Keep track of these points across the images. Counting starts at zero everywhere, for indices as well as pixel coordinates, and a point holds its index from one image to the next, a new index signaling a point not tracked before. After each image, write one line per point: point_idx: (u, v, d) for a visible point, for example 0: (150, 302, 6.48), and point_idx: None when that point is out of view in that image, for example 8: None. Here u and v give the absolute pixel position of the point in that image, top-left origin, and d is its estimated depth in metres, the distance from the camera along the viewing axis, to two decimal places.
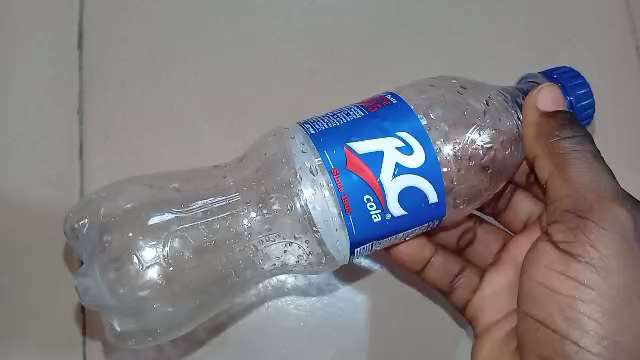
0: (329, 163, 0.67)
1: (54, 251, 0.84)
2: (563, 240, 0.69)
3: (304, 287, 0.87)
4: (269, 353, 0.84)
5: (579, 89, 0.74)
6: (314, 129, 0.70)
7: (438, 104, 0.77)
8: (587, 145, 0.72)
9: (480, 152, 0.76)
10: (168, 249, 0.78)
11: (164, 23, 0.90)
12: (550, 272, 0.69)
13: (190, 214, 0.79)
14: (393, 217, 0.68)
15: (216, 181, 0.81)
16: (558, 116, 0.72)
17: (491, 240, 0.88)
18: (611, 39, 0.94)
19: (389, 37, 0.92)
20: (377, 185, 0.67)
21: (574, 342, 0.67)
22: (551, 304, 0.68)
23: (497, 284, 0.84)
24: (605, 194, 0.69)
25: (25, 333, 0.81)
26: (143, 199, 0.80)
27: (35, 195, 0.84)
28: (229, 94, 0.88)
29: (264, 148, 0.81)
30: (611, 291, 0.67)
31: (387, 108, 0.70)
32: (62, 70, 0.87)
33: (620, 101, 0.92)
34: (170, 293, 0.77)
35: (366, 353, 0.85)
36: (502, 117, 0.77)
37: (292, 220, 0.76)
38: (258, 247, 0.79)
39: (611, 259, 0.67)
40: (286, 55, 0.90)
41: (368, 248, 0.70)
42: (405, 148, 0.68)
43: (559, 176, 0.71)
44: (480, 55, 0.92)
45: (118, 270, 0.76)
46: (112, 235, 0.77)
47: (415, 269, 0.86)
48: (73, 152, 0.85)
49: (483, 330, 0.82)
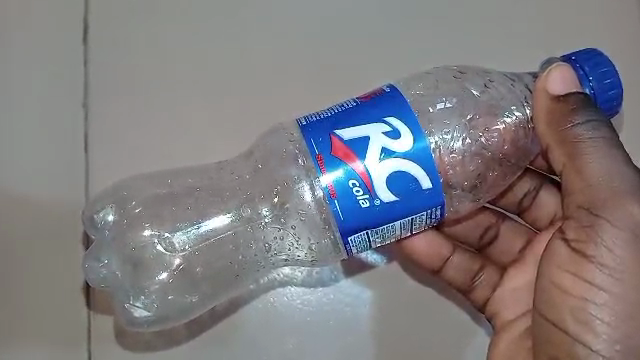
0: (315, 150, 0.68)
1: (66, 251, 0.82)
2: (576, 238, 0.67)
3: (308, 281, 0.85)
4: (274, 351, 0.83)
5: (600, 68, 0.69)
6: (307, 121, 0.70)
7: (448, 94, 0.76)
8: (604, 130, 0.68)
9: (483, 139, 0.75)
10: (175, 236, 0.76)
11: (168, 18, 0.88)
12: (564, 272, 0.68)
13: (181, 204, 0.77)
14: (383, 203, 0.68)
15: (211, 174, 0.80)
16: (570, 99, 0.68)
17: (517, 235, 0.86)
18: (623, 31, 0.92)
19: (395, 30, 0.89)
20: (363, 170, 0.67)
21: (587, 345, 0.67)
22: (564, 305, 0.67)
23: (520, 282, 0.83)
24: (622, 189, 0.66)
25: (25, 332, 0.79)
26: (147, 198, 0.77)
27: (45, 194, 0.82)
28: (231, 90, 0.87)
29: (267, 138, 0.80)
30: (625, 293, 0.66)
31: (380, 96, 0.70)
32: (66, 64, 0.86)
33: (633, 93, 0.90)
34: (185, 284, 0.77)
35: (373, 351, 0.84)
36: (504, 97, 0.76)
37: (298, 213, 0.74)
38: (270, 243, 0.76)
39: (625, 262, 0.66)
40: (289, 50, 0.88)
41: (365, 239, 0.70)
42: (392, 132, 0.68)
43: (572, 164, 0.69)
44: (487, 47, 0.90)
45: (124, 266, 0.75)
46: (133, 232, 0.76)
47: (432, 268, 0.84)
48: (78, 146, 0.84)
49: (501, 326, 0.81)
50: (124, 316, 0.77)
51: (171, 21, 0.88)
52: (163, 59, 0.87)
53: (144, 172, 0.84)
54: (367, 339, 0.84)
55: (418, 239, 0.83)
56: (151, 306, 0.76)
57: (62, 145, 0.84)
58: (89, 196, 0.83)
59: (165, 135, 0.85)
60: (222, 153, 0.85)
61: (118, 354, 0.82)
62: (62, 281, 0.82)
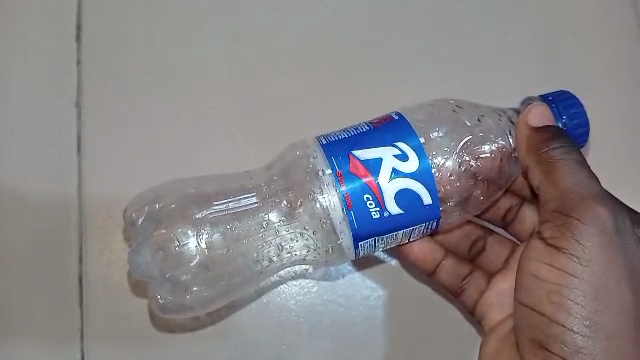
0: (335, 167, 0.79)
1: (64, 249, 0.92)
2: (551, 236, 0.79)
3: (302, 283, 0.95)
4: (268, 339, 0.93)
5: (572, 109, 0.81)
6: (327, 140, 0.81)
7: (441, 125, 0.87)
8: (574, 154, 0.80)
9: (471, 163, 0.86)
10: (214, 236, 0.90)
11: (164, 28, 0.97)
12: (540, 264, 0.79)
13: (216, 207, 0.91)
14: (391, 215, 0.79)
15: (240, 183, 0.93)
16: (546, 130, 0.80)
17: (504, 247, 0.97)
18: (588, 55, 1.02)
19: (377, 51, 0.99)
20: (376, 186, 0.78)
21: (561, 323, 0.77)
22: (541, 290, 0.79)
23: (503, 289, 0.95)
24: (589, 194, 0.78)
25: (23, 319, 0.91)
26: (182, 201, 0.91)
27: (39, 189, 0.92)
28: (228, 100, 0.96)
29: (290, 153, 0.93)
30: (594, 278, 0.77)
31: (391, 123, 0.81)
32: (62, 63, 0.95)
33: (598, 111, 1.00)
34: (208, 277, 0.90)
35: (359, 341, 0.94)
36: (494, 134, 0.87)
37: (307, 215, 0.88)
38: (283, 245, 0.90)
39: (593, 251, 0.77)
40: (279, 63, 0.98)
41: (371, 244, 0.81)
42: (401, 156, 0.79)
43: (549, 179, 0.80)
44: (466, 70, 0.99)
45: (162, 256, 0.89)
46: (166, 229, 0.90)
47: (427, 271, 0.95)
48: (71, 146, 0.93)
49: (490, 329, 0.93)
50: (156, 303, 0.90)
51: (166, 32, 0.97)
52: (161, 66, 0.96)
53: (151, 177, 0.93)
54: (358, 336, 0.94)
55: (415, 245, 0.94)
56: (176, 293, 0.90)
57: (59, 144, 0.93)
58: (82, 196, 0.92)
59: (162, 136, 0.95)
60: (223, 160, 0.94)
61: (120, 338, 0.91)
62: (56, 283, 0.91)
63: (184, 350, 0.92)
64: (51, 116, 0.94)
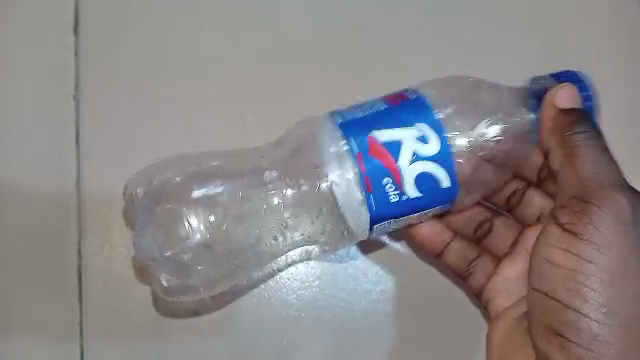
0: (355, 148, 0.76)
1: (64, 243, 0.89)
2: (569, 222, 0.76)
3: (303, 275, 0.92)
4: (270, 335, 0.90)
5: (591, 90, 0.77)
6: (342, 119, 0.79)
7: (453, 104, 0.85)
8: (596, 137, 0.77)
9: (488, 144, 0.84)
10: (218, 215, 0.90)
11: (162, 17, 0.95)
12: (555, 249, 0.77)
13: (218, 185, 0.90)
14: (409, 198, 0.77)
15: (246, 168, 0.91)
16: (574, 113, 0.76)
17: (511, 231, 0.94)
18: (596, 43, 1.00)
19: (383, 42, 0.97)
20: (397, 170, 0.76)
21: (576, 310, 0.75)
22: (556, 275, 0.76)
23: (511, 273, 0.92)
24: (608, 183, 0.76)
25: (21, 317, 0.88)
26: (186, 185, 0.90)
27: (37, 183, 0.90)
28: (232, 90, 0.94)
29: (296, 140, 0.91)
30: (611, 265, 0.75)
31: (407, 102, 0.78)
32: (60, 54, 0.93)
33: (610, 102, 0.98)
34: (212, 256, 0.90)
35: (365, 338, 0.92)
36: (513, 114, 0.84)
37: (317, 195, 0.88)
38: (290, 225, 0.90)
39: (610, 238, 0.75)
40: (283, 53, 0.95)
41: (386, 226, 0.79)
42: (422, 138, 0.76)
43: (569, 165, 0.77)
44: (475, 61, 0.97)
45: (164, 234, 0.88)
46: (169, 205, 0.89)
47: (434, 252, 0.92)
48: (70, 140, 0.91)
49: (496, 315, 0.91)
50: (160, 287, 0.89)
51: (166, 21, 0.95)
52: (160, 56, 0.94)
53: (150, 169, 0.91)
54: (362, 332, 0.92)
55: (424, 226, 0.92)
56: (178, 273, 0.89)
57: (58, 137, 0.91)
58: (81, 190, 0.90)
59: (164, 128, 0.92)
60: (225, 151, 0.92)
61: (122, 335, 0.89)
62: (54, 280, 0.89)
63: (187, 347, 0.89)
64: (51, 111, 0.91)
